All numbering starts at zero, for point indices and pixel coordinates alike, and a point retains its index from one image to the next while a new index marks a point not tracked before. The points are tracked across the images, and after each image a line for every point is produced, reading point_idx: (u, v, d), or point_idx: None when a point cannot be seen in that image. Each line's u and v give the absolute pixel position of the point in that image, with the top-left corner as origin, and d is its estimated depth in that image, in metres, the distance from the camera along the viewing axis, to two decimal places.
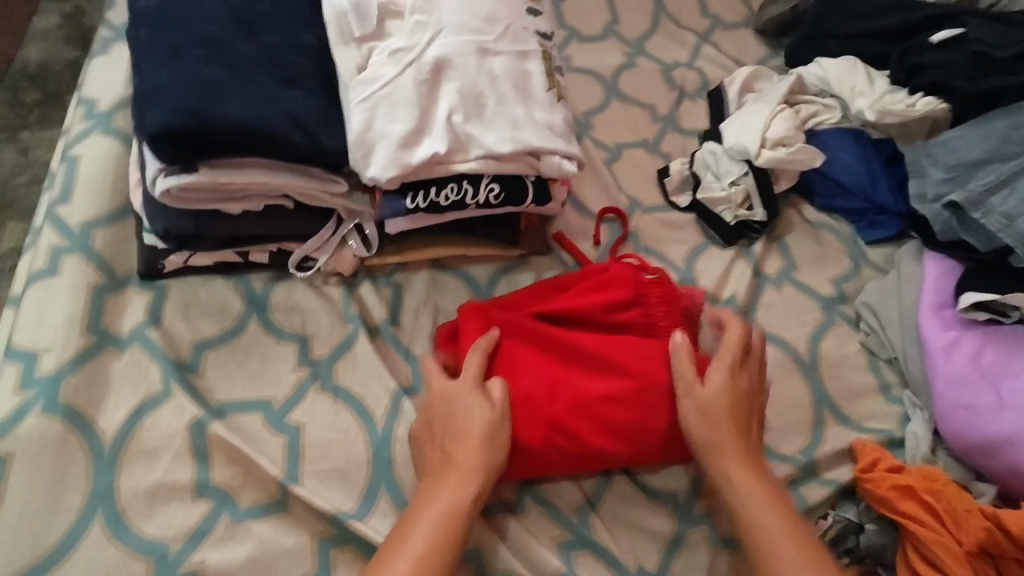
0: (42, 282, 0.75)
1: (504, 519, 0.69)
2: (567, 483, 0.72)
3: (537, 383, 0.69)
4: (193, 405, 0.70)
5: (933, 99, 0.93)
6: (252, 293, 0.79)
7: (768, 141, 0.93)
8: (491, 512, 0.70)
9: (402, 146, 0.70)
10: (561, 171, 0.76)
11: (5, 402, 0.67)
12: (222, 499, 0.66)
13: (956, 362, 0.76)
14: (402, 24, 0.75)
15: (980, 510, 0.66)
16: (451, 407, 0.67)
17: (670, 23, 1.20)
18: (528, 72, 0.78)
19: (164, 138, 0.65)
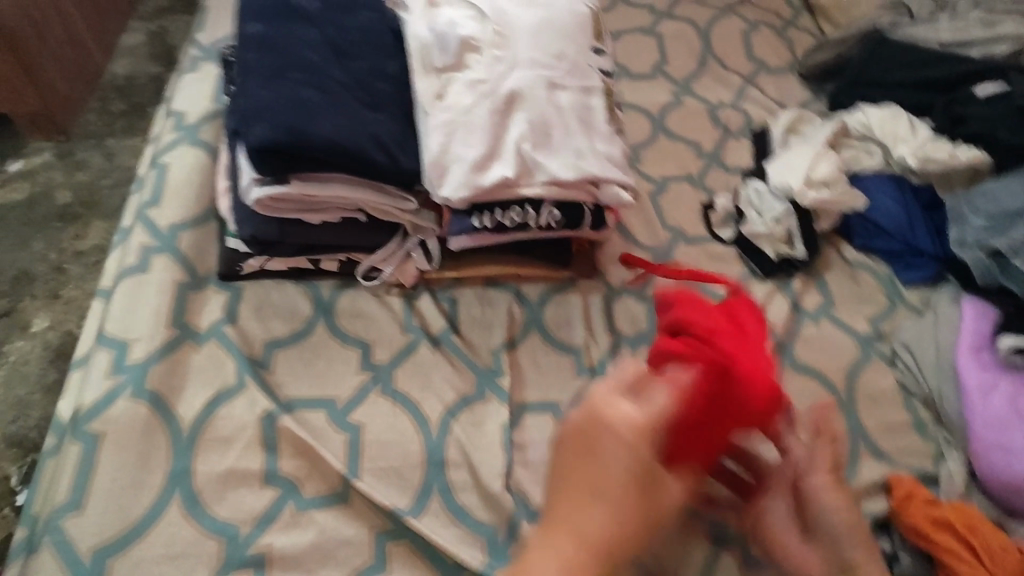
0: (133, 277, 0.81)
1: None
2: None
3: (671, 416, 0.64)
4: (264, 398, 0.75)
5: (972, 149, 0.97)
6: (320, 299, 0.84)
7: (813, 181, 0.97)
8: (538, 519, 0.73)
9: (475, 169, 0.75)
10: (618, 200, 0.82)
11: (97, 385, 0.73)
12: (289, 488, 0.71)
13: (993, 405, 0.79)
14: (478, 55, 0.80)
15: (1015, 547, 0.68)
16: (615, 434, 0.53)
17: (716, 66, 1.26)
18: (591, 106, 0.84)
19: (264, 151, 0.71)
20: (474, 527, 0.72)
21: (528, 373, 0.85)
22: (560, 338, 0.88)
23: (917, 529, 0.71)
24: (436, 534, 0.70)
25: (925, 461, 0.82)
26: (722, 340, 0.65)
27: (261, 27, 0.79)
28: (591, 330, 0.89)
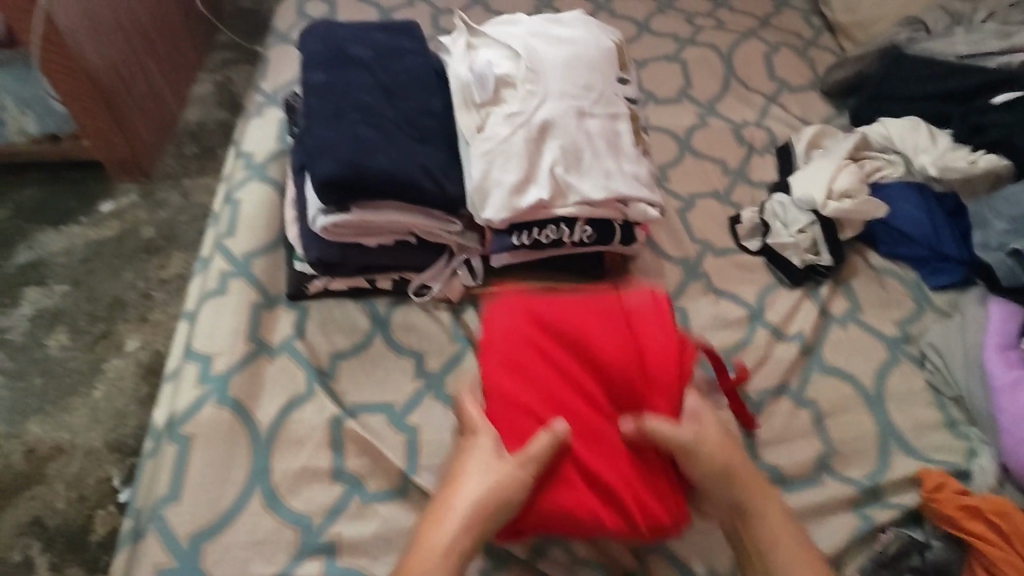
0: (214, 299, 0.92)
1: None
2: None
3: (540, 391, 0.74)
4: (331, 404, 0.83)
5: (995, 157, 1.01)
6: (377, 314, 0.93)
7: (833, 193, 1.02)
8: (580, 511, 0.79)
9: (513, 192, 0.83)
10: (645, 217, 0.89)
11: (188, 394, 0.83)
12: (354, 484, 0.79)
13: (1021, 401, 0.81)
14: (514, 92, 0.90)
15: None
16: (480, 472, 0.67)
17: (739, 87, 1.33)
18: (618, 131, 0.91)
19: (329, 184, 0.81)
20: None
21: None
22: None
23: (948, 517, 0.75)
24: None
25: (956, 457, 0.84)
26: (556, 349, 0.76)
27: (324, 74, 0.90)
28: None
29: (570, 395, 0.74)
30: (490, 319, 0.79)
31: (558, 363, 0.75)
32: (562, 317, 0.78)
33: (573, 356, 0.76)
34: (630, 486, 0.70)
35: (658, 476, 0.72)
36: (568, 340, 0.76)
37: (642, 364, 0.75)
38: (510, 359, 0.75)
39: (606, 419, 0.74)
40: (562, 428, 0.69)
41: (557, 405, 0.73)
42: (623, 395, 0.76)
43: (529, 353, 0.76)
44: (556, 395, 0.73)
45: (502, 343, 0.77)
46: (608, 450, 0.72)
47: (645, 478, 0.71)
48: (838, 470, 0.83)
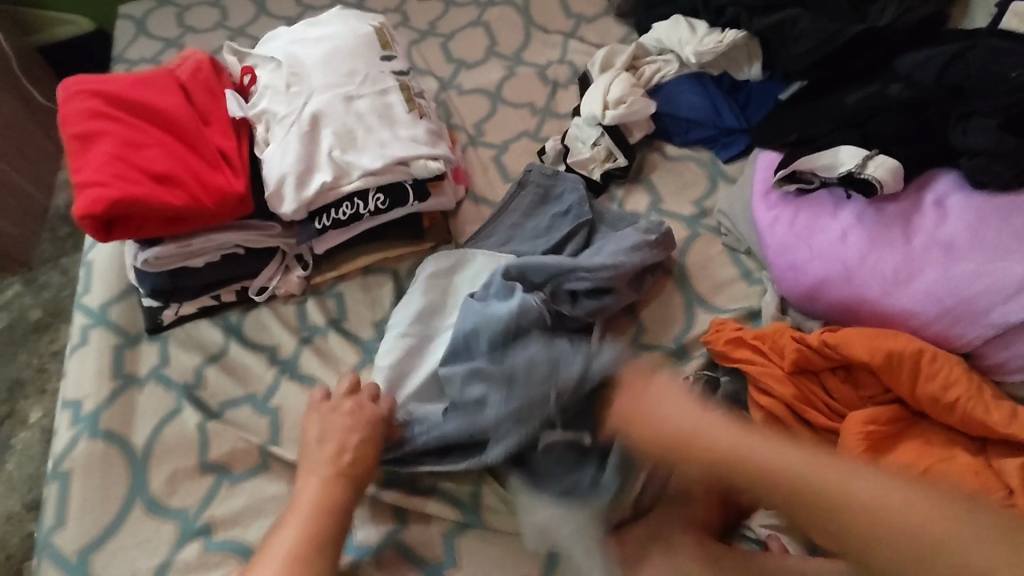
0: (78, 351, 1.00)
1: None
2: None
3: (135, 132, 0.90)
4: (196, 414, 0.92)
5: (735, 30, 1.07)
6: (230, 324, 1.01)
7: (610, 103, 1.10)
8: None
9: (298, 183, 0.92)
10: (429, 170, 0.97)
11: (64, 435, 0.91)
12: (221, 470, 0.87)
13: (777, 233, 0.83)
14: (279, 97, 0.99)
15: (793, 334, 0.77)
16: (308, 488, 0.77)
17: (539, 32, 1.41)
18: (390, 103, 1.00)
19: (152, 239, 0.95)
20: None
21: None
22: None
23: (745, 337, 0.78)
24: None
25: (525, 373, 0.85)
26: (129, 130, 0.90)
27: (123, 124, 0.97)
28: None
29: (163, 152, 0.90)
30: (87, 123, 0.90)
31: (138, 111, 0.93)
32: (124, 92, 0.93)
33: (137, 118, 0.92)
34: (203, 190, 0.88)
35: (217, 172, 0.91)
36: (132, 107, 0.93)
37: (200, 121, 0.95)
38: (81, 129, 0.89)
39: (198, 136, 0.93)
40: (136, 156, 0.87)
41: (123, 137, 0.89)
42: (181, 158, 0.90)
43: (143, 115, 0.93)
44: (143, 144, 0.89)
45: (88, 121, 0.90)
46: (209, 181, 0.89)
47: (211, 173, 0.90)
48: (651, 342, 0.92)
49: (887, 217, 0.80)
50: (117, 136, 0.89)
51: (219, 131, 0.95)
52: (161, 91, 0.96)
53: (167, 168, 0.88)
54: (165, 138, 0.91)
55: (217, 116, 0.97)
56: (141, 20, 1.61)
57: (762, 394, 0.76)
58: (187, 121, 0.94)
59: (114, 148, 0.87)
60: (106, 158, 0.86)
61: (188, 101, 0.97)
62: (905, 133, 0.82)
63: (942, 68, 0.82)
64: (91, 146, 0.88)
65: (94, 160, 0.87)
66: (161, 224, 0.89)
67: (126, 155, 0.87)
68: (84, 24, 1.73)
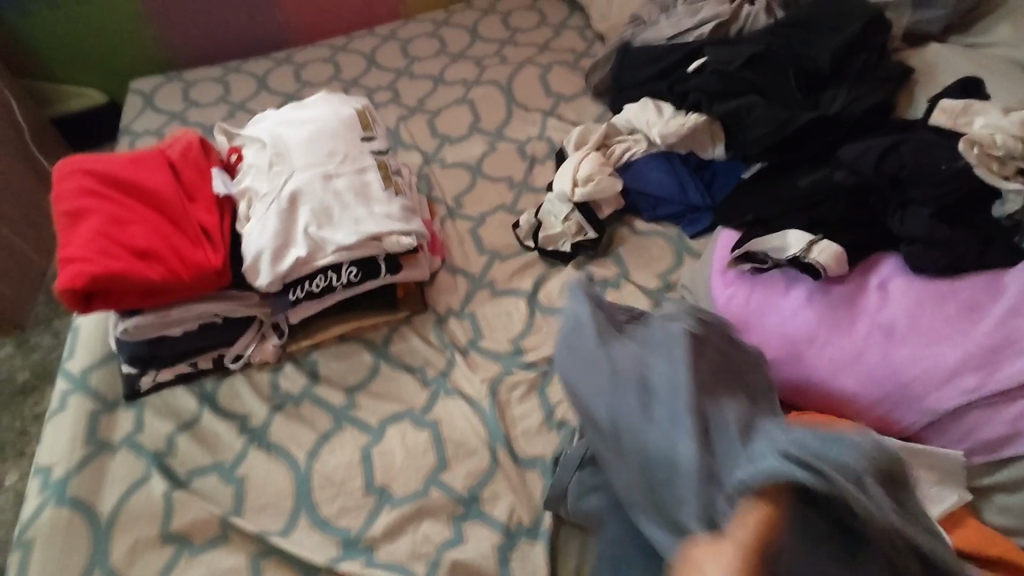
0: (55, 417, 1.02)
1: (408, 506, 0.88)
2: (459, 467, 0.91)
3: (122, 210, 0.94)
4: (164, 482, 0.93)
5: (697, 115, 1.13)
6: (205, 391, 1.04)
7: (579, 180, 1.15)
8: (399, 502, 0.89)
9: (273, 258, 0.96)
10: (401, 246, 1.02)
11: (32, 502, 0.92)
12: (182, 542, 0.87)
13: (732, 312, 0.89)
14: (262, 175, 1.04)
15: None
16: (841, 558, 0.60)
17: (520, 109, 1.49)
18: (367, 181, 1.06)
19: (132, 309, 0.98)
20: (331, 532, 0.87)
21: (380, 392, 1.02)
22: (404, 363, 1.05)
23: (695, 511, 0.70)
24: (302, 546, 0.85)
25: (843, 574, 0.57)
26: (116, 208, 0.94)
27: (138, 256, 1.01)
28: (427, 350, 1.06)
29: (148, 230, 0.93)
30: (74, 200, 0.94)
31: (127, 189, 0.97)
32: (116, 172, 0.98)
33: (126, 196, 0.96)
34: (185, 267, 0.91)
35: (200, 249, 0.94)
36: (120, 185, 0.97)
37: (186, 198, 1.00)
38: (70, 206, 0.92)
39: (183, 214, 0.97)
40: (120, 234, 0.91)
41: (110, 215, 0.93)
42: (165, 234, 0.93)
43: (132, 194, 0.97)
44: (129, 222, 0.93)
45: (77, 198, 0.94)
46: (191, 257, 0.93)
47: (193, 249, 0.94)
48: None
49: (834, 298, 0.83)
50: (103, 213, 0.93)
51: (204, 209, 1.00)
52: (150, 171, 1.00)
53: (150, 244, 0.91)
54: (149, 215, 0.95)
55: (204, 194, 1.02)
56: (149, 95, 1.71)
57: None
58: (172, 199, 0.98)
59: (100, 225, 0.91)
60: (91, 235, 0.89)
61: (176, 179, 1.01)
62: (845, 220, 0.87)
63: (879, 157, 0.85)
64: (76, 222, 0.91)
65: (80, 236, 0.90)
66: (142, 301, 0.91)
67: (110, 232, 0.90)
68: (97, 97, 1.85)
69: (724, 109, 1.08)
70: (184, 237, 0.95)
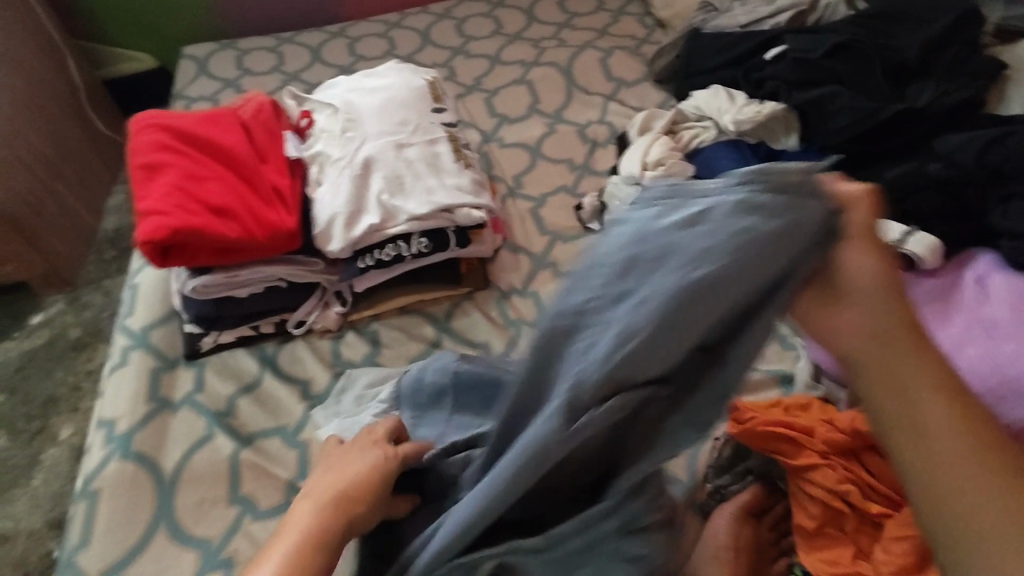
0: (117, 371, 1.02)
1: None
2: None
3: (198, 166, 0.94)
4: (228, 442, 0.92)
5: (774, 103, 1.10)
6: (266, 355, 1.04)
7: (649, 163, 1.13)
8: None
9: (346, 225, 0.95)
10: (472, 219, 1.00)
11: (97, 454, 0.92)
12: (248, 504, 0.87)
13: None
14: (335, 140, 1.03)
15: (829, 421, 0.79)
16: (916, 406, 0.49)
17: (580, 93, 1.47)
18: (437, 153, 1.04)
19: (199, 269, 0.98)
20: None
21: None
22: (468, 340, 1.05)
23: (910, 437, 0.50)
24: None
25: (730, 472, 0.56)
26: (192, 163, 0.94)
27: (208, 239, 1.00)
28: (490, 327, 1.05)
29: (223, 187, 0.93)
30: (152, 154, 0.94)
31: (203, 146, 0.97)
32: (193, 129, 0.98)
33: (201, 153, 0.97)
34: (258, 225, 0.91)
35: (272, 208, 0.94)
36: (196, 141, 0.97)
37: (258, 158, 1.00)
38: (149, 160, 0.93)
39: (257, 173, 0.97)
40: (197, 190, 0.91)
41: (187, 171, 0.93)
42: (239, 192, 0.93)
43: (207, 151, 0.97)
44: (206, 178, 0.93)
45: (156, 153, 0.94)
46: (263, 215, 0.92)
47: (266, 208, 0.93)
48: None
49: (925, 294, 0.83)
50: (181, 168, 0.93)
51: (277, 170, 0.99)
52: (225, 129, 1.00)
53: (226, 201, 0.91)
54: (223, 173, 0.95)
55: (276, 155, 1.01)
56: (203, 61, 1.71)
57: (811, 485, 0.76)
58: (246, 158, 0.98)
59: (178, 180, 0.91)
60: (169, 189, 0.90)
61: (250, 138, 1.01)
62: (938, 215, 0.86)
63: (981, 150, 0.83)
64: (154, 177, 0.92)
65: (158, 189, 0.90)
66: (215, 258, 0.91)
67: (188, 187, 0.91)
68: (148, 62, 1.84)
69: (804, 97, 1.05)
70: (256, 196, 0.95)
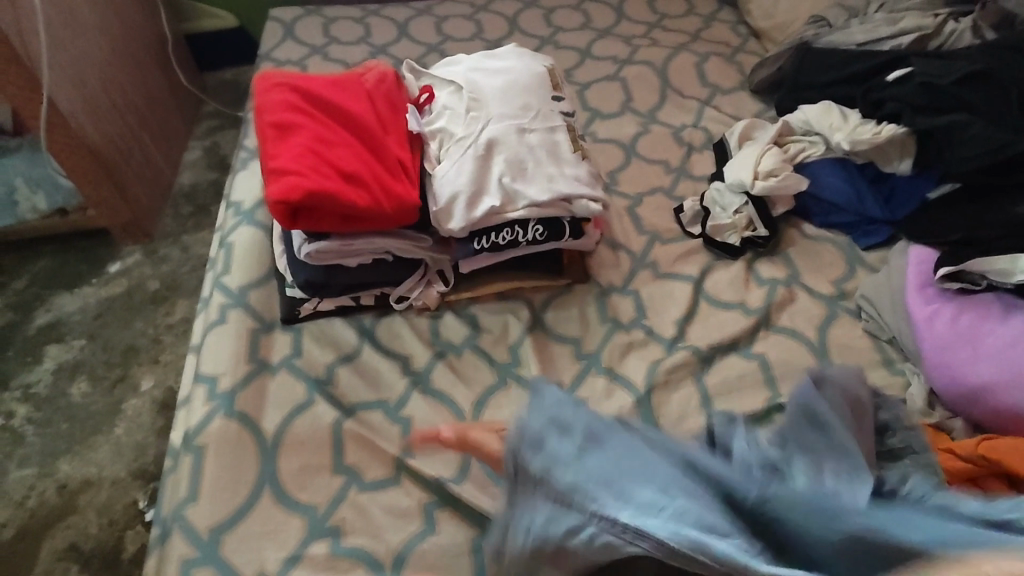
0: (216, 329, 1.01)
1: None
2: None
3: (328, 131, 0.94)
4: (332, 411, 0.92)
5: (894, 125, 1.09)
6: (364, 327, 1.03)
7: (761, 173, 1.12)
8: None
9: (468, 204, 0.94)
10: (590, 211, 0.98)
11: (199, 410, 0.92)
12: (353, 475, 0.87)
13: (936, 328, 0.91)
14: (457, 118, 1.03)
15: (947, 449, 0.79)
16: None
17: (675, 95, 1.46)
18: (557, 141, 1.03)
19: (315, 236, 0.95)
20: None
21: (546, 354, 1.00)
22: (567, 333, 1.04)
23: None
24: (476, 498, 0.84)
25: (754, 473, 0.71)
26: (321, 127, 0.94)
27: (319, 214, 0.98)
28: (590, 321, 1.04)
29: (352, 154, 0.93)
30: (283, 114, 0.94)
31: (330, 110, 0.97)
32: (321, 92, 0.98)
33: (329, 118, 0.96)
34: (386, 195, 0.91)
35: (397, 180, 0.93)
36: (323, 105, 0.97)
37: (382, 127, 0.99)
38: (279, 120, 0.93)
39: (382, 143, 0.96)
40: (328, 155, 0.91)
41: (317, 134, 0.93)
42: (366, 160, 0.93)
43: (334, 116, 0.97)
44: (336, 143, 0.93)
45: (286, 113, 0.94)
46: (390, 186, 0.92)
47: (392, 179, 0.93)
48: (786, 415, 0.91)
49: None
50: (311, 131, 0.93)
51: (400, 142, 0.99)
52: (350, 95, 1.00)
53: (355, 168, 0.91)
54: (351, 140, 0.95)
55: (399, 126, 1.01)
56: (289, 25, 1.69)
57: None
58: (372, 126, 0.97)
59: (309, 143, 0.91)
60: (301, 152, 0.90)
61: (374, 107, 1.01)
62: None
63: None
64: (284, 136, 0.92)
65: (290, 150, 0.90)
66: (339, 225, 0.91)
67: (319, 152, 0.90)
68: (228, 20, 1.83)
69: (933, 122, 1.04)
70: (382, 166, 0.94)
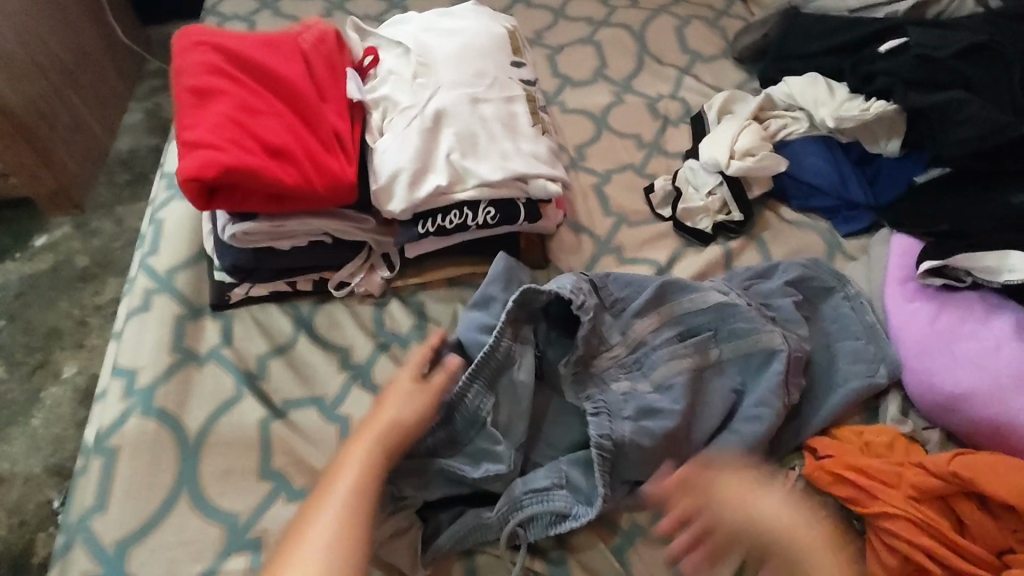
0: (138, 315, 0.92)
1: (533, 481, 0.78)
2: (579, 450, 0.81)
3: (252, 98, 0.84)
4: (261, 408, 0.84)
5: (884, 102, 0.99)
6: (300, 315, 0.94)
7: (736, 152, 1.03)
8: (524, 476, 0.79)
9: (411, 183, 0.85)
10: (547, 191, 0.89)
11: (114, 407, 0.84)
12: (279, 481, 0.79)
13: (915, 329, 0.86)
14: (404, 85, 0.93)
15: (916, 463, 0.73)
16: None
17: (652, 62, 1.35)
18: (514, 113, 0.93)
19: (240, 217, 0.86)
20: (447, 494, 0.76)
21: None
22: None
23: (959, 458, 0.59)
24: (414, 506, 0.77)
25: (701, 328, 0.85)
26: (245, 93, 0.85)
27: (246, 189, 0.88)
28: None
29: (280, 125, 0.83)
30: (202, 77, 0.84)
31: (257, 74, 0.87)
32: (247, 52, 0.87)
33: (256, 82, 0.87)
34: (315, 172, 0.82)
35: (331, 154, 0.84)
36: (251, 67, 0.87)
37: (317, 93, 0.89)
38: (198, 85, 0.84)
39: (316, 113, 0.86)
40: (251, 125, 0.82)
41: (240, 101, 0.84)
42: (296, 131, 0.84)
43: (263, 81, 0.87)
44: (262, 112, 0.84)
45: (205, 77, 0.85)
46: (321, 161, 0.83)
47: (324, 153, 0.83)
48: None
49: None
50: (233, 98, 0.83)
51: (338, 111, 0.89)
52: (283, 56, 0.89)
53: (282, 140, 0.82)
54: (279, 108, 0.85)
55: (337, 93, 0.90)
56: None
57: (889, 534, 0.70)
58: (305, 93, 0.87)
59: (229, 112, 0.82)
60: (219, 122, 0.81)
61: (310, 70, 0.90)
62: None
63: None
64: (203, 103, 0.83)
65: (208, 120, 0.81)
66: (263, 203, 0.83)
67: (241, 122, 0.81)
68: None
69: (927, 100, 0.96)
70: (314, 138, 0.85)
